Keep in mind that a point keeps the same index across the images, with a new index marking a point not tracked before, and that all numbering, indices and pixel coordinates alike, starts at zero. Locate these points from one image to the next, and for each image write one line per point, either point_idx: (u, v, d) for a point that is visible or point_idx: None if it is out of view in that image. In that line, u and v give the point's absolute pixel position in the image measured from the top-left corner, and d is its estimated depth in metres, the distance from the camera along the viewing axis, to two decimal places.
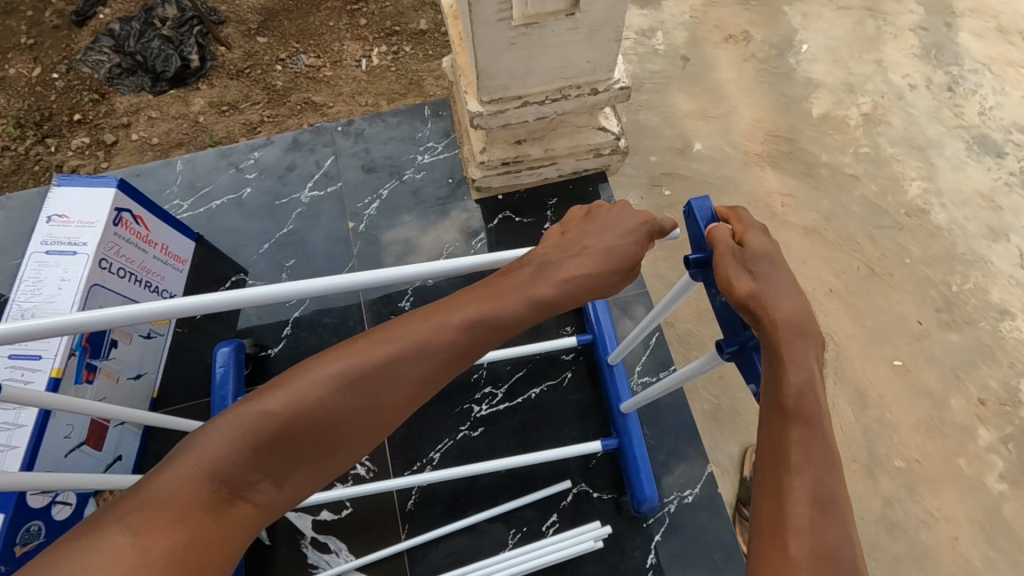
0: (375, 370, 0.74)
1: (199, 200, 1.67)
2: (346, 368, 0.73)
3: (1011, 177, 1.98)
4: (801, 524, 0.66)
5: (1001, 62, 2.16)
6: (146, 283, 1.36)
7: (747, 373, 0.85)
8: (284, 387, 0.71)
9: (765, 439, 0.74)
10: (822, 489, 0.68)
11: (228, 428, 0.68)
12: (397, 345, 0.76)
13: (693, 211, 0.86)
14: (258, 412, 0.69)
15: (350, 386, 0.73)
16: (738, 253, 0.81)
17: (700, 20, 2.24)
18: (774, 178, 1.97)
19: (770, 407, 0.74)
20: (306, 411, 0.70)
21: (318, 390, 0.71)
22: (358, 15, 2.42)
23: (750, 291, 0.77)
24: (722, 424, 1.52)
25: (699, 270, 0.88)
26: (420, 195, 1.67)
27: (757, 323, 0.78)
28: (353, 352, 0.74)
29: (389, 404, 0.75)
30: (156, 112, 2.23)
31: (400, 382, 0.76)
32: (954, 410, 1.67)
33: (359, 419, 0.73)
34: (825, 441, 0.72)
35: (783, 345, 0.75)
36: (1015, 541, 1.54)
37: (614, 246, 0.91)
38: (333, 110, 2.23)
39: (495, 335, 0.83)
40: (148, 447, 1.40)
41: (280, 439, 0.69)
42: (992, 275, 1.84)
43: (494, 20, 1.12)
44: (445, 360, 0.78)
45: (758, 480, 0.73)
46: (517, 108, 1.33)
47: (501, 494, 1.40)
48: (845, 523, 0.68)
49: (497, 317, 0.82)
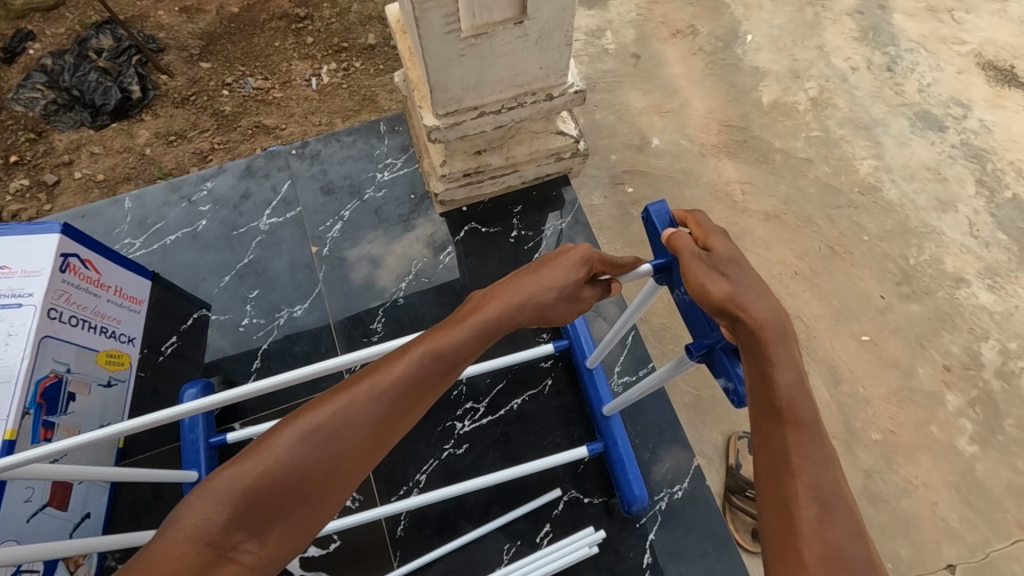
0: (339, 420, 0.77)
1: (152, 236, 1.61)
2: (309, 423, 0.75)
3: (954, 150, 2.06)
4: (810, 528, 0.66)
5: (934, 39, 2.25)
6: (101, 328, 1.30)
7: (715, 368, 0.85)
8: (252, 454, 0.73)
9: (761, 445, 0.75)
10: (824, 489, 0.69)
11: (205, 496, 0.69)
12: (354, 394, 0.79)
13: (651, 217, 0.89)
14: (231, 477, 0.70)
15: (316, 439, 0.75)
16: (706, 258, 0.82)
17: (646, 17, 2.27)
18: (731, 167, 2.01)
19: (764, 411, 0.76)
20: (278, 469, 0.72)
21: (287, 447, 0.73)
22: (304, 34, 2.37)
23: (726, 295, 0.78)
24: (703, 415, 1.58)
25: (664, 276, 0.92)
26: (383, 213, 1.64)
27: (733, 325, 0.79)
28: (312, 409, 0.77)
29: (358, 451, 0.77)
30: (100, 148, 2.14)
31: (365, 428, 0.78)
32: (922, 378, 1.72)
33: (327, 469, 0.75)
34: (821, 442, 0.73)
35: (766, 346, 0.76)
36: (990, 500, 1.59)
37: (553, 276, 0.91)
38: (286, 132, 2.18)
39: (449, 373, 0.86)
40: (117, 500, 1.33)
41: (257, 499, 0.70)
42: (945, 245, 1.90)
43: (442, 33, 1.11)
44: (405, 401, 0.81)
45: (761, 488, 0.73)
46: (474, 118, 1.31)
47: (492, 509, 1.38)
48: (854, 522, 0.67)
49: (447, 356, 0.85)
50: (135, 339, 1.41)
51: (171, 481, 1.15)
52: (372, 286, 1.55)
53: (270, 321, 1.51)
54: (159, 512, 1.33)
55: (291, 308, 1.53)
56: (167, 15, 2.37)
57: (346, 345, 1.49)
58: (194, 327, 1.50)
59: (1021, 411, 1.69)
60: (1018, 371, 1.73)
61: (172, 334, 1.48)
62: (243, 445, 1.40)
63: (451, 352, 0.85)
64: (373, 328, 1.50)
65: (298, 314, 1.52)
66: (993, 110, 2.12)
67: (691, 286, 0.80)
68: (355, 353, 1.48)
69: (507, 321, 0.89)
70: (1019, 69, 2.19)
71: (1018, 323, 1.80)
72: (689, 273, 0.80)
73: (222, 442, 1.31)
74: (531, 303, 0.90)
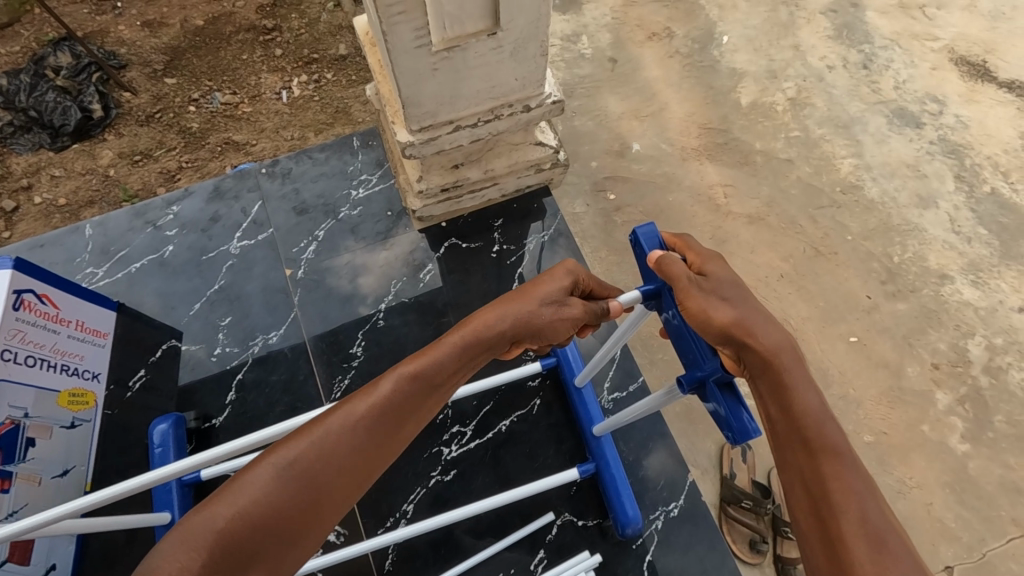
0: (316, 453, 0.71)
1: (115, 264, 1.53)
2: (285, 455, 0.69)
3: (932, 146, 2.06)
4: (864, 568, 0.61)
5: (907, 36, 2.26)
6: (62, 366, 1.22)
7: (704, 396, 0.81)
8: (225, 494, 0.66)
9: (795, 480, 0.71)
10: (871, 522, 0.64)
11: (179, 540, 0.62)
12: (330, 424, 0.73)
13: (640, 239, 0.85)
14: (204, 519, 0.64)
15: (293, 473, 0.69)
16: (703, 282, 0.79)
17: (621, 20, 2.25)
18: (713, 170, 1.99)
19: (792, 442, 0.72)
20: (255, 507, 0.66)
21: (263, 481, 0.67)
22: (273, 46, 2.30)
23: (731, 319, 0.75)
24: (696, 425, 1.55)
25: (654, 301, 0.90)
26: (360, 232, 1.59)
27: (739, 351, 0.76)
28: (288, 441, 0.71)
29: (341, 482, 0.71)
30: (60, 170, 2.06)
31: (346, 457, 0.72)
32: (911, 377, 1.71)
33: (305, 504, 0.69)
34: (859, 468, 0.69)
35: (781, 374, 0.74)
36: (983, 497, 1.59)
37: (536, 292, 0.88)
38: (257, 148, 2.12)
39: (432, 399, 0.81)
40: (85, 547, 1.26)
41: (234, 540, 0.64)
42: (928, 242, 1.90)
43: (413, 48, 1.06)
44: (387, 426, 0.76)
45: (802, 530, 0.68)
46: (449, 133, 1.27)
47: (484, 537, 1.33)
48: (911, 556, 0.62)
49: (430, 375, 0.81)
50: (99, 375, 1.33)
51: (144, 525, 1.09)
52: (350, 308, 1.50)
53: (243, 350, 1.45)
54: (132, 558, 1.26)
55: (266, 335, 1.46)
56: (128, 30, 2.29)
57: (325, 371, 1.43)
58: (163, 359, 1.43)
59: (1009, 406, 1.69)
60: (1005, 366, 1.73)
61: (141, 367, 1.41)
62: (219, 481, 1.33)
63: (434, 375, 0.81)
64: (353, 352, 1.45)
65: (273, 341, 1.46)
66: (968, 105, 2.13)
67: (693, 313, 0.77)
68: (334, 379, 1.42)
69: (492, 335, 0.85)
70: (991, 63, 2.21)
71: (1002, 318, 1.80)
72: (687, 299, 0.76)
73: (197, 480, 1.25)
74: (515, 314, 0.85)
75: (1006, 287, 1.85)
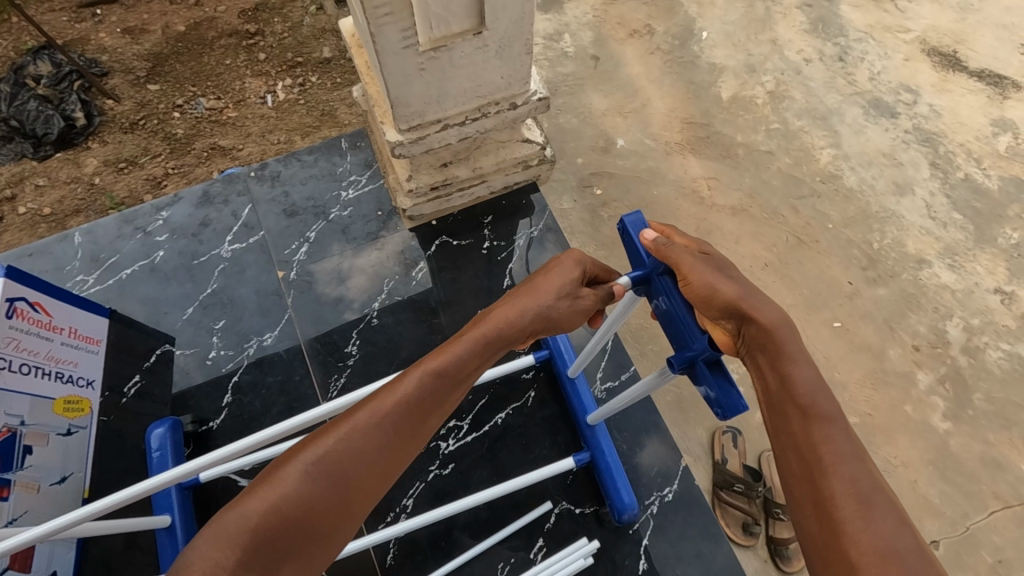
0: (345, 447, 0.72)
1: (106, 272, 1.53)
2: (313, 452, 0.70)
3: (907, 135, 2.12)
4: (853, 529, 0.64)
5: (880, 29, 2.32)
6: (56, 374, 1.22)
7: (696, 377, 0.83)
8: (257, 491, 0.67)
9: (788, 448, 0.73)
10: (861, 486, 0.67)
11: (212, 536, 0.62)
12: (357, 420, 0.75)
13: (628, 228, 0.89)
14: (237, 516, 0.64)
15: (323, 467, 0.70)
16: (706, 260, 0.82)
17: (602, 18, 2.28)
18: (696, 163, 2.03)
19: (785, 410, 0.75)
20: (287, 503, 0.66)
21: (294, 478, 0.68)
22: (257, 50, 2.31)
23: (736, 295, 0.78)
24: (687, 413, 1.59)
25: (643, 287, 0.92)
26: (350, 232, 1.60)
27: (741, 326, 0.78)
28: (317, 438, 0.72)
29: (368, 478, 0.73)
30: (45, 180, 2.05)
31: (372, 454, 0.73)
32: (894, 360, 1.76)
33: (335, 498, 0.69)
34: (849, 434, 0.72)
35: (781, 346, 0.76)
36: (965, 473, 1.64)
37: (547, 281, 0.88)
38: (244, 152, 2.12)
39: (452, 392, 0.82)
40: (84, 554, 1.26)
41: (267, 535, 0.64)
42: (906, 228, 1.96)
43: (400, 48, 1.08)
44: (411, 423, 0.77)
45: (795, 494, 0.71)
46: (438, 131, 1.29)
47: (483, 529, 1.36)
48: (897, 515, 0.65)
49: (450, 373, 0.82)
50: (94, 382, 1.31)
51: (144, 528, 1.10)
52: (343, 309, 1.51)
53: (238, 353, 1.45)
54: (133, 562, 1.27)
55: (261, 337, 1.47)
56: (109, 37, 2.28)
57: (321, 371, 1.44)
58: (157, 364, 1.43)
59: (987, 384, 1.75)
60: (982, 346, 1.79)
61: (135, 373, 1.41)
62: (218, 483, 1.34)
63: (453, 367, 0.82)
64: (348, 351, 1.46)
65: (268, 342, 1.47)
66: (940, 95, 2.19)
67: (698, 288, 0.79)
68: (330, 378, 1.43)
69: (507, 331, 0.86)
70: (962, 54, 2.27)
71: (978, 299, 1.86)
72: (690, 274, 0.79)
73: (196, 482, 1.25)
74: (531, 308, 0.86)
75: (981, 270, 1.91)
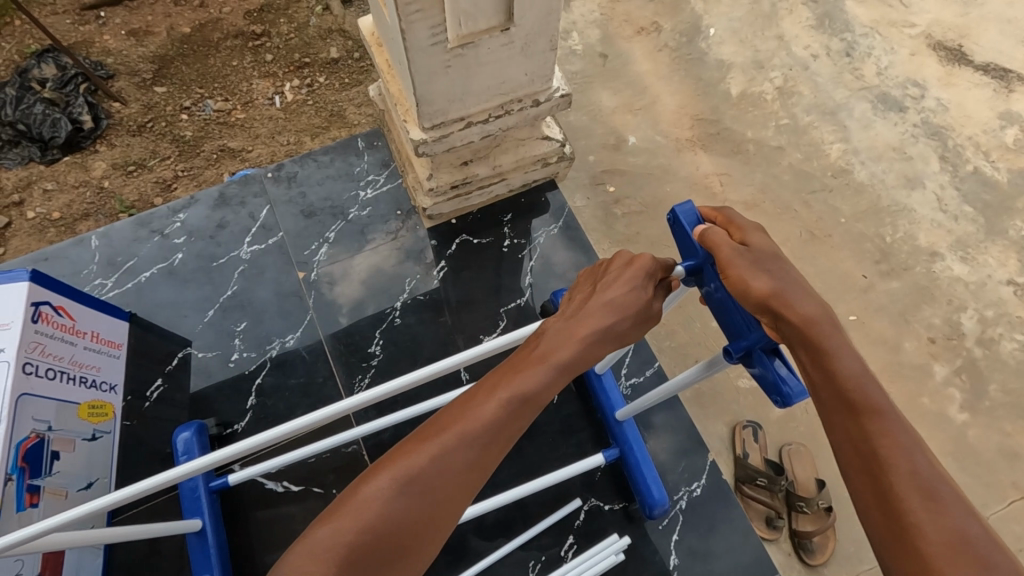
0: (431, 467, 0.71)
1: (124, 275, 1.52)
2: (403, 471, 0.70)
3: (915, 129, 2.13)
4: (919, 518, 0.64)
5: (885, 24, 2.33)
6: (81, 378, 1.21)
7: (748, 362, 0.85)
8: (346, 509, 0.67)
9: (842, 442, 0.73)
10: (921, 475, 0.67)
11: (307, 552, 0.64)
12: (444, 440, 0.73)
13: (679, 217, 0.90)
14: (332, 532, 0.65)
15: (411, 488, 0.69)
16: (744, 253, 0.81)
17: (609, 16, 2.28)
18: (707, 160, 2.03)
19: (835, 405, 0.74)
20: (378, 522, 0.67)
21: (383, 497, 0.68)
22: (263, 51, 2.29)
23: (770, 290, 0.77)
24: (707, 408, 1.60)
25: (694, 278, 0.93)
26: (370, 232, 1.59)
27: (777, 322, 0.78)
28: (405, 454, 0.72)
29: (454, 499, 0.71)
30: (53, 184, 2.03)
31: (458, 477, 0.72)
32: (909, 352, 1.77)
33: (423, 519, 0.69)
34: (903, 424, 0.71)
35: (820, 341, 0.75)
36: (983, 464, 1.65)
37: (626, 300, 0.84)
38: (253, 154, 2.11)
39: (532, 412, 0.79)
40: (111, 561, 1.25)
41: (359, 556, 0.65)
42: (917, 221, 1.97)
43: (428, 46, 1.07)
44: (496, 446, 0.75)
45: (853, 486, 0.71)
46: (461, 129, 1.28)
47: (511, 528, 1.36)
48: (960, 500, 0.65)
49: (532, 396, 0.78)
50: (117, 387, 1.31)
51: (173, 532, 1.10)
52: (365, 308, 1.50)
53: (261, 354, 1.44)
54: (160, 568, 1.25)
55: (282, 338, 1.46)
56: (114, 40, 2.26)
57: (344, 372, 1.43)
58: (179, 368, 1.42)
59: (1002, 374, 1.76)
60: (997, 337, 1.81)
61: (157, 377, 1.40)
62: (244, 487, 1.33)
63: (535, 390, 0.78)
64: (372, 352, 1.45)
65: (290, 343, 1.46)
66: (947, 89, 2.21)
67: (733, 284, 0.80)
68: (354, 379, 1.43)
69: (588, 353, 0.83)
70: (967, 48, 2.29)
71: (991, 291, 1.87)
72: (729, 267, 0.80)
73: (224, 485, 1.25)
74: (611, 328, 0.83)
75: (993, 261, 1.92)
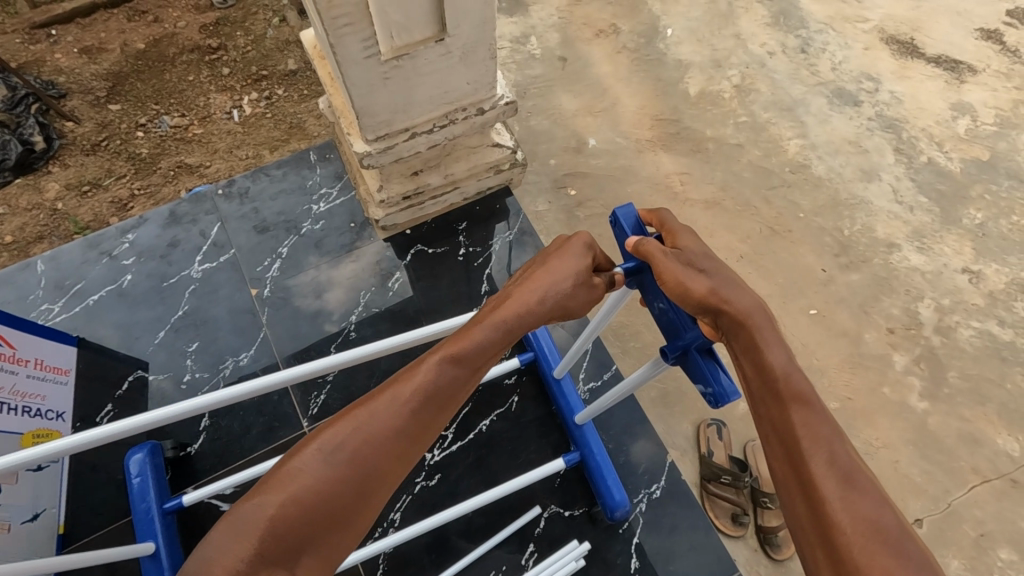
0: (362, 434, 0.68)
1: (72, 299, 1.49)
2: (330, 439, 0.66)
3: (871, 122, 2.16)
4: (835, 508, 0.62)
5: (839, 19, 2.36)
6: (25, 408, 1.18)
7: (688, 366, 0.82)
8: (270, 484, 0.64)
9: (769, 432, 0.72)
10: (839, 462, 0.66)
11: (229, 529, 0.60)
12: (373, 407, 0.70)
13: (619, 220, 0.86)
14: (255, 507, 0.62)
15: (340, 456, 0.66)
16: (678, 256, 0.78)
17: (568, 20, 2.29)
18: (668, 159, 2.04)
19: (763, 397, 0.73)
20: (305, 492, 0.63)
21: (310, 466, 0.64)
22: (220, 65, 2.27)
23: (708, 289, 0.75)
24: (671, 408, 1.61)
25: (635, 280, 0.88)
26: (324, 245, 1.58)
27: (716, 320, 0.76)
28: (333, 423, 0.68)
29: (386, 468, 0.68)
30: (4, 208, 1.98)
31: (390, 443, 0.68)
32: (870, 343, 1.79)
33: (354, 487, 0.66)
34: (826, 416, 0.70)
35: (753, 334, 0.74)
36: (945, 451, 1.67)
37: (564, 264, 0.81)
38: (211, 170, 2.08)
39: (470, 380, 0.76)
40: None
41: (286, 528, 0.61)
42: (874, 213, 1.99)
43: (362, 58, 1.06)
44: (430, 411, 0.72)
45: (777, 477, 0.70)
46: (406, 140, 1.28)
47: (473, 538, 1.34)
48: (877, 491, 0.64)
49: (468, 360, 0.75)
50: (63, 413, 1.30)
51: (127, 556, 1.07)
52: (321, 323, 1.49)
53: (215, 374, 1.42)
54: None
55: (236, 357, 1.44)
56: (66, 58, 2.23)
57: (300, 389, 1.42)
58: (131, 391, 1.40)
59: (960, 361, 1.79)
60: (954, 325, 1.83)
61: (107, 403, 1.38)
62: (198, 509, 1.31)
63: (472, 354, 0.76)
64: (328, 367, 1.44)
65: (244, 362, 1.44)
66: (900, 81, 2.24)
67: (669, 286, 0.76)
68: (310, 396, 1.41)
69: (529, 315, 0.79)
70: (919, 41, 2.33)
71: (948, 280, 1.90)
72: (664, 272, 0.76)
73: (179, 507, 1.22)
74: (550, 289, 0.79)
75: (949, 251, 1.95)
